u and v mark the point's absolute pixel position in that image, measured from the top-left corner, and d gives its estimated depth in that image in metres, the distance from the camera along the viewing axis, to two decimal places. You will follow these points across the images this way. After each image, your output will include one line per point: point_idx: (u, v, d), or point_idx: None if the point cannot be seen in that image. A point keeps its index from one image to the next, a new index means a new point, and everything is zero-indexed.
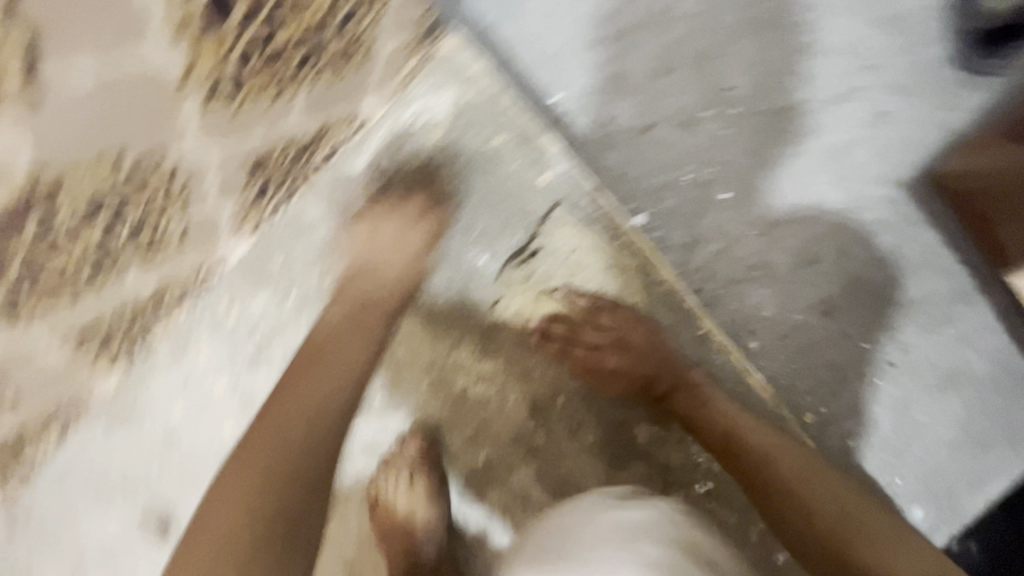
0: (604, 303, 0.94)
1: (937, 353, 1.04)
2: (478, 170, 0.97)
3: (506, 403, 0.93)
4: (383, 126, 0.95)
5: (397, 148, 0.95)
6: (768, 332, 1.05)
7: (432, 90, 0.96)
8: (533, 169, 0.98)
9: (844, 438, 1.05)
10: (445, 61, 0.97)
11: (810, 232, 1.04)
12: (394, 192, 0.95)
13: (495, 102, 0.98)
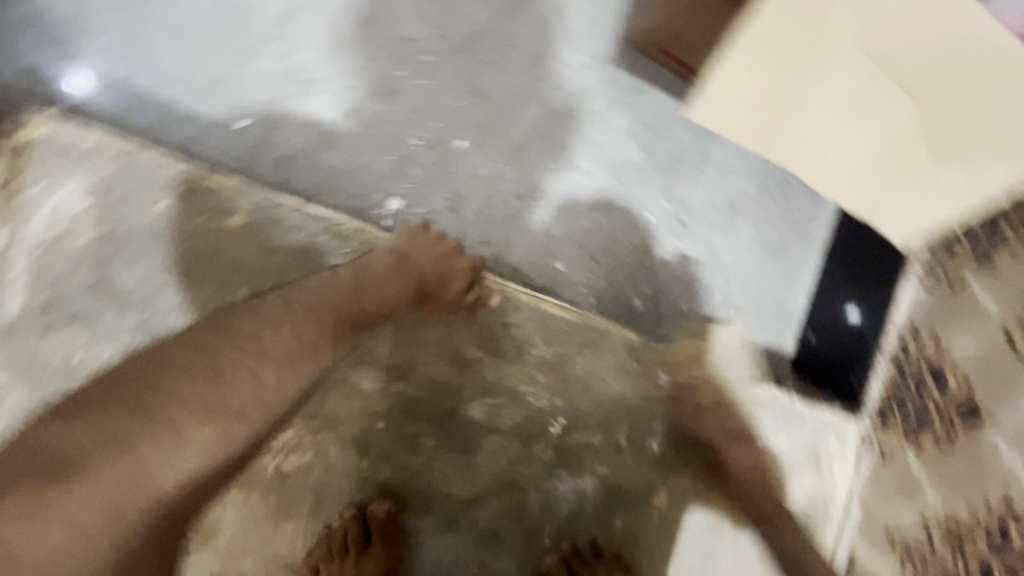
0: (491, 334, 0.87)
1: (712, 193, 1.14)
2: (152, 243, 0.94)
3: (329, 457, 0.82)
4: (19, 251, 0.91)
5: (47, 266, 0.91)
6: (566, 246, 1.09)
7: (54, 185, 0.92)
8: (223, 208, 0.95)
9: (677, 304, 1.13)
10: (50, 144, 0.93)
11: (557, 142, 1.08)
12: (77, 310, 0.91)
13: (135, 160, 0.95)
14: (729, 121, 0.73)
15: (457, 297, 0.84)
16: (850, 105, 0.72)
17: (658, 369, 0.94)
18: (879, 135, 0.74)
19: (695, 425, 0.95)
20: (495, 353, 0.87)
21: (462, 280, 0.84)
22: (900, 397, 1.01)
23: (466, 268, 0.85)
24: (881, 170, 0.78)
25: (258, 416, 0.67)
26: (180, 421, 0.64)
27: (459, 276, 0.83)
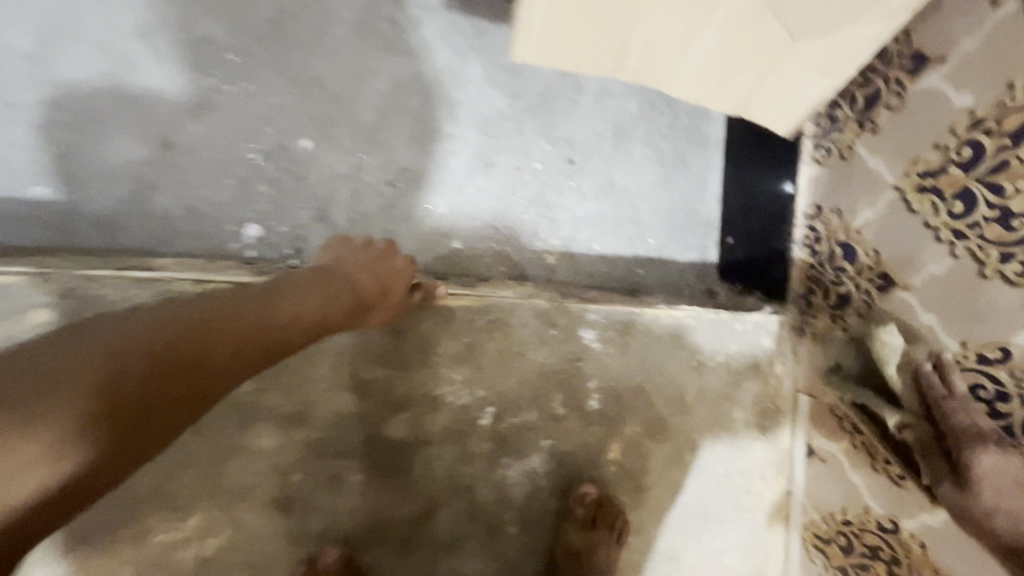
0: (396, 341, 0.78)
1: (595, 123, 1.09)
2: None
3: (248, 530, 0.73)
4: None
5: None
6: (458, 221, 1.02)
7: None
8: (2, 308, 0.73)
9: (588, 245, 1.12)
10: None
11: (412, 112, 0.97)
12: None
13: None
14: (567, 58, 0.69)
15: (400, 299, 0.75)
16: (686, 13, 0.65)
17: (579, 327, 0.88)
18: (732, 40, 0.68)
19: (627, 372, 0.92)
20: (399, 365, 0.78)
21: (405, 282, 0.76)
22: (821, 281, 0.99)
23: (404, 267, 0.76)
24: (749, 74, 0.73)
25: (81, 406, 0.45)
26: (47, 417, 0.44)
27: (399, 277, 0.75)
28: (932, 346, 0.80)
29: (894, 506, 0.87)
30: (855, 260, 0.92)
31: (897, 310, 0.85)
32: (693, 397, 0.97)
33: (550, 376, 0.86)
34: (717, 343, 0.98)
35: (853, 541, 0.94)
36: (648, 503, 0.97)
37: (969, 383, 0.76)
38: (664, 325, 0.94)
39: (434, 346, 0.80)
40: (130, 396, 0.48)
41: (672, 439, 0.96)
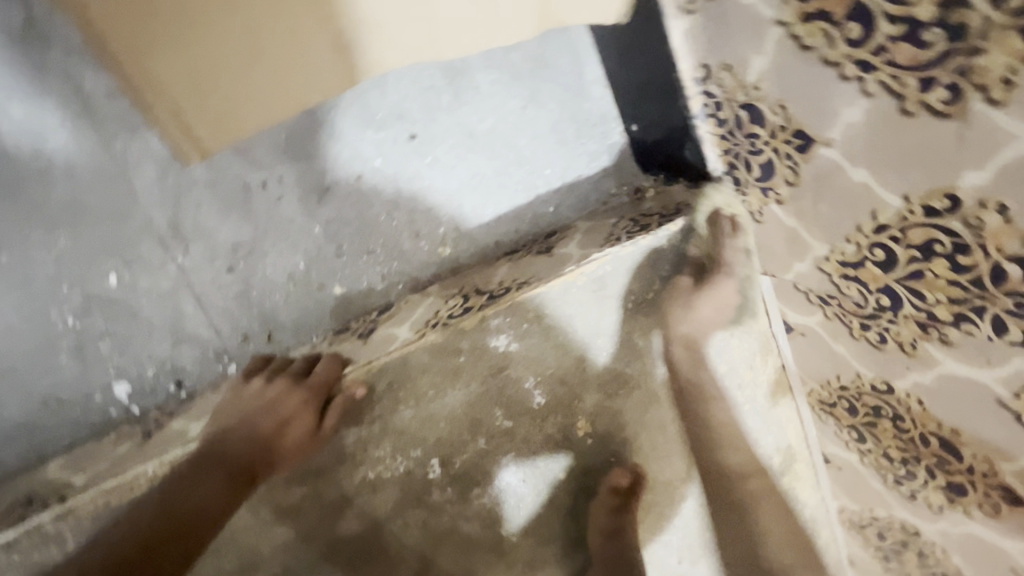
0: (316, 441, 0.71)
1: (417, 76, 0.89)
2: None
3: None
4: None
5: None
6: (327, 266, 0.89)
7: None
8: None
9: (480, 214, 0.97)
10: None
11: (203, 182, 0.80)
12: None
13: None
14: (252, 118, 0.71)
15: (303, 444, 0.70)
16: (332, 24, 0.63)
17: (488, 339, 0.78)
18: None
19: (559, 352, 0.83)
20: (320, 472, 0.73)
21: (308, 421, 0.69)
22: (740, 153, 0.81)
23: (302, 404, 0.70)
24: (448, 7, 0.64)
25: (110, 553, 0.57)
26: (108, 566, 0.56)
27: (297, 420, 0.69)
28: (873, 206, 0.65)
29: (883, 368, 0.79)
30: (765, 122, 0.74)
31: (825, 171, 0.69)
32: (644, 337, 0.88)
33: (480, 398, 0.79)
34: (647, 271, 0.86)
35: (855, 403, 0.89)
36: (644, 448, 0.94)
37: (921, 239, 0.62)
38: (583, 283, 0.82)
39: (345, 440, 0.73)
40: (169, 527, 0.60)
41: (639, 384, 0.90)
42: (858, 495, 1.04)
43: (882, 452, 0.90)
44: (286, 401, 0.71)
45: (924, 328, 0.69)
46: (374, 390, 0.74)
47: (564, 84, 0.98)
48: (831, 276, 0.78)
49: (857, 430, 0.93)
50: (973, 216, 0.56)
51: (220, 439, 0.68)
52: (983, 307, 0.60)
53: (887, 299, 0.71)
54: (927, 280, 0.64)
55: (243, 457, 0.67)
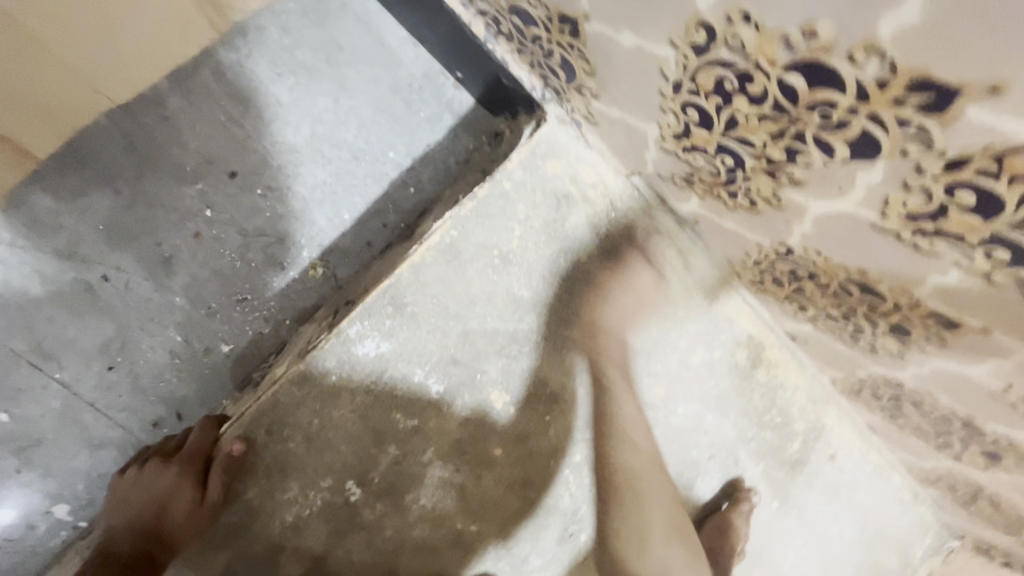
0: (205, 511, 0.71)
1: (210, 115, 0.85)
2: None
3: None
4: None
5: None
6: (203, 329, 0.87)
7: None
8: None
9: (338, 223, 0.93)
10: None
11: (49, 296, 0.81)
12: None
13: None
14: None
15: (191, 515, 0.71)
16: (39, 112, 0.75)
17: (352, 348, 0.76)
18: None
19: (438, 334, 0.80)
20: (236, 529, 0.73)
21: (190, 493, 0.71)
22: (542, 62, 0.74)
23: (178, 478, 0.72)
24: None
25: None
26: None
27: (179, 494, 0.72)
28: (657, 66, 0.57)
29: (772, 231, 0.70)
30: (535, 18, 0.66)
31: (602, 47, 0.61)
32: (529, 287, 0.84)
33: (373, 408, 0.77)
34: (498, 222, 0.82)
35: (776, 273, 0.80)
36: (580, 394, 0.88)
37: (711, 83, 0.53)
38: (434, 258, 0.79)
39: (248, 495, 0.73)
40: None
41: (544, 334, 0.85)
42: (836, 362, 0.94)
43: (825, 314, 0.80)
44: (162, 482, 0.73)
45: (775, 175, 0.59)
46: (255, 440, 0.73)
47: (370, 61, 0.91)
48: (677, 154, 0.69)
49: (795, 300, 0.83)
50: (730, 37, 0.47)
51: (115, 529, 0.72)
52: (800, 132, 0.51)
53: (730, 158, 0.62)
54: (743, 124, 0.55)
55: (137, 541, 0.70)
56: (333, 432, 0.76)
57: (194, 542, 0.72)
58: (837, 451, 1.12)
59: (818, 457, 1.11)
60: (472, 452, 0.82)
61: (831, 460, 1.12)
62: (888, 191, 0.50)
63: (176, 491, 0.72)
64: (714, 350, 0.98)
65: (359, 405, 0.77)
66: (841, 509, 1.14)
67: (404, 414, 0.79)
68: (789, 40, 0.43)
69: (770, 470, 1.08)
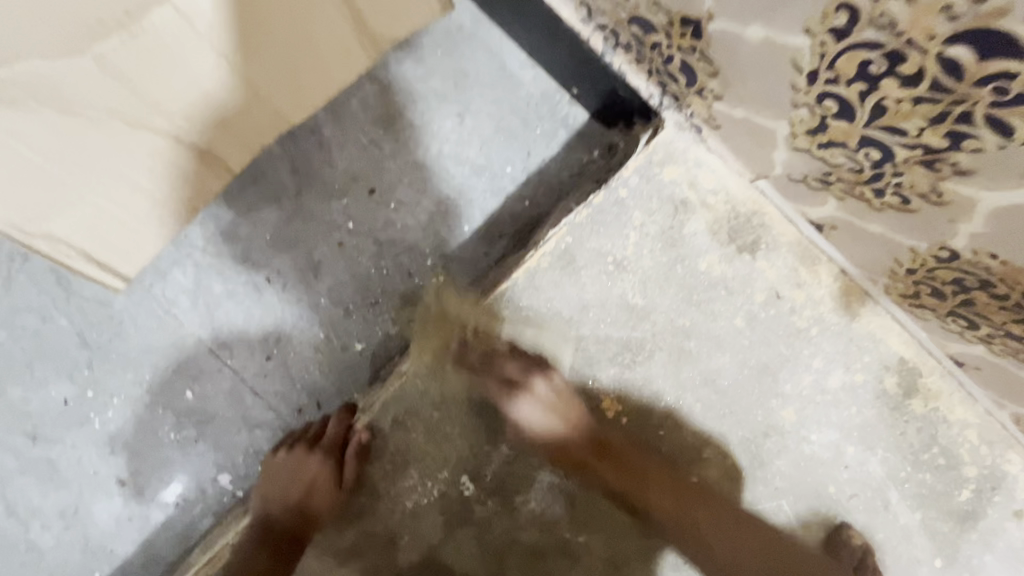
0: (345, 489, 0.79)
1: (356, 140, 0.98)
2: None
3: None
4: None
5: None
6: (341, 327, 0.98)
7: None
8: None
9: (458, 235, 1.00)
10: None
11: (228, 293, 0.97)
12: None
13: None
14: (128, 253, 0.68)
15: (331, 495, 0.79)
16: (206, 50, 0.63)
17: (471, 348, 0.81)
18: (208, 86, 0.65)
19: (549, 338, 0.81)
20: (365, 509, 0.79)
21: (329, 479, 0.78)
22: (660, 69, 0.75)
23: (321, 464, 0.80)
24: (281, 72, 0.68)
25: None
26: None
27: (320, 477, 0.79)
28: (789, 59, 0.55)
29: (930, 233, 0.62)
30: (654, 26, 0.67)
31: (726, 45, 0.60)
32: (644, 294, 0.82)
33: (486, 406, 0.81)
34: (612, 230, 0.81)
35: (936, 284, 0.70)
36: (634, 366, 0.82)
37: (854, 68, 0.50)
38: (553, 261, 0.81)
39: (374, 478, 0.79)
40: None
41: (658, 345, 0.82)
42: (1020, 395, 0.79)
43: (1003, 333, 0.68)
44: (308, 466, 0.80)
45: (935, 165, 0.53)
46: (380, 429, 0.80)
47: (491, 84, 1.00)
48: (811, 151, 0.64)
49: (962, 316, 0.72)
50: (877, 15, 0.44)
51: (269, 508, 0.80)
52: (966, 113, 0.45)
53: (876, 150, 0.57)
54: (893, 110, 0.50)
55: (291, 521, 0.79)
56: (453, 424, 0.80)
57: (330, 518, 0.79)
58: None
59: (997, 511, 0.91)
60: (582, 461, 0.82)
61: (1017, 517, 0.91)
62: None
63: (319, 476, 0.79)
64: (854, 372, 0.87)
65: (471, 401, 0.81)
66: None
67: (517, 414, 0.81)
68: (952, 10, 0.39)
69: (933, 520, 0.90)
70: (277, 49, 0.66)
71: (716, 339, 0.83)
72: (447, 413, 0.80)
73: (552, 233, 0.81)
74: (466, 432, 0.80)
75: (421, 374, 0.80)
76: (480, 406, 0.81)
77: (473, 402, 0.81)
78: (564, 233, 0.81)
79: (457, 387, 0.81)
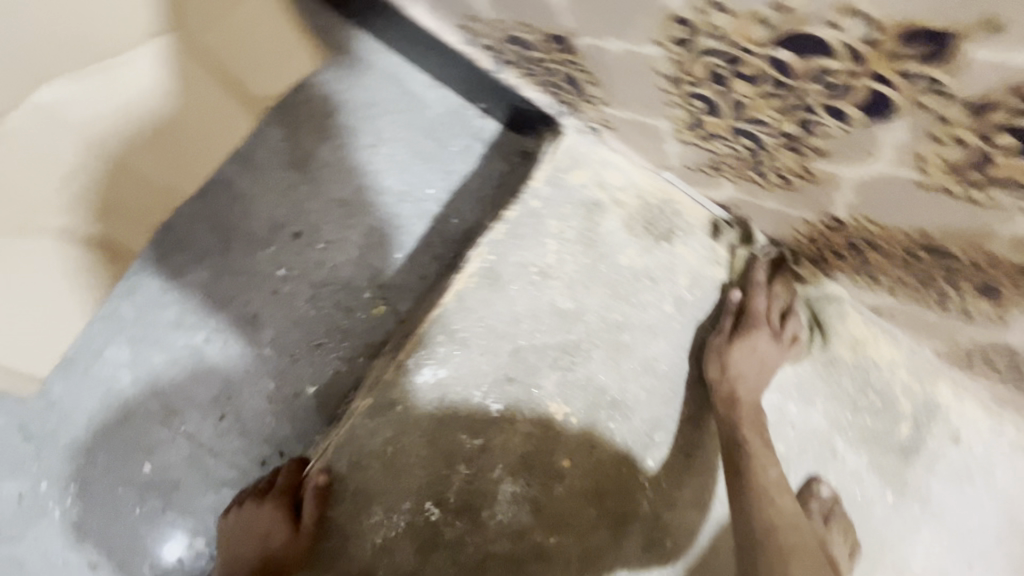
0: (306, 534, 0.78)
1: (273, 186, 0.98)
2: None
3: None
4: None
5: None
6: (291, 374, 0.98)
7: None
8: None
9: (391, 263, 1.00)
10: None
11: (169, 360, 0.96)
12: None
13: None
14: (47, 352, 0.77)
15: (290, 543, 0.78)
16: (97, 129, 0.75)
17: (412, 377, 0.82)
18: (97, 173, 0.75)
19: (489, 356, 0.83)
20: (336, 552, 0.80)
21: (284, 527, 0.79)
22: (547, 80, 0.76)
23: (273, 512, 0.80)
24: (161, 142, 0.77)
25: None
26: None
27: (275, 526, 0.79)
28: (649, 66, 0.57)
29: (816, 205, 0.66)
30: (528, 43, 0.69)
31: (594, 57, 0.62)
32: (573, 297, 0.84)
33: (438, 430, 0.82)
34: (531, 240, 0.83)
35: (835, 247, 0.74)
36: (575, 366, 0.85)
37: (703, 71, 0.52)
38: (480, 280, 0.83)
39: (338, 520, 0.80)
40: None
41: (595, 342, 0.85)
42: (933, 332, 0.84)
43: (901, 283, 0.73)
44: (260, 518, 0.81)
45: (797, 149, 0.56)
46: (337, 470, 0.80)
47: (398, 108, 1.00)
48: (696, 144, 0.67)
49: (865, 272, 0.76)
50: (707, 26, 0.46)
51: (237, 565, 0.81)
52: (806, 104, 0.48)
53: (747, 139, 0.59)
54: (748, 105, 0.53)
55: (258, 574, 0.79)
56: (408, 453, 0.82)
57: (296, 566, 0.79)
58: (961, 431, 0.97)
59: (936, 439, 0.97)
60: (539, 467, 0.85)
61: (955, 442, 0.97)
62: (918, 148, 0.46)
63: (274, 525, 0.79)
64: None
65: (422, 430, 0.82)
66: (978, 497, 0.97)
67: (469, 434, 0.83)
68: (764, 19, 0.42)
69: (879, 459, 0.96)
70: (172, 120, 0.77)
71: (650, 326, 0.87)
72: (399, 445, 0.81)
73: (473, 254, 0.83)
74: (423, 459, 0.82)
75: (366, 411, 0.81)
76: (433, 433, 0.82)
77: (424, 430, 0.82)
78: (484, 253, 0.82)
79: (407, 415, 0.82)
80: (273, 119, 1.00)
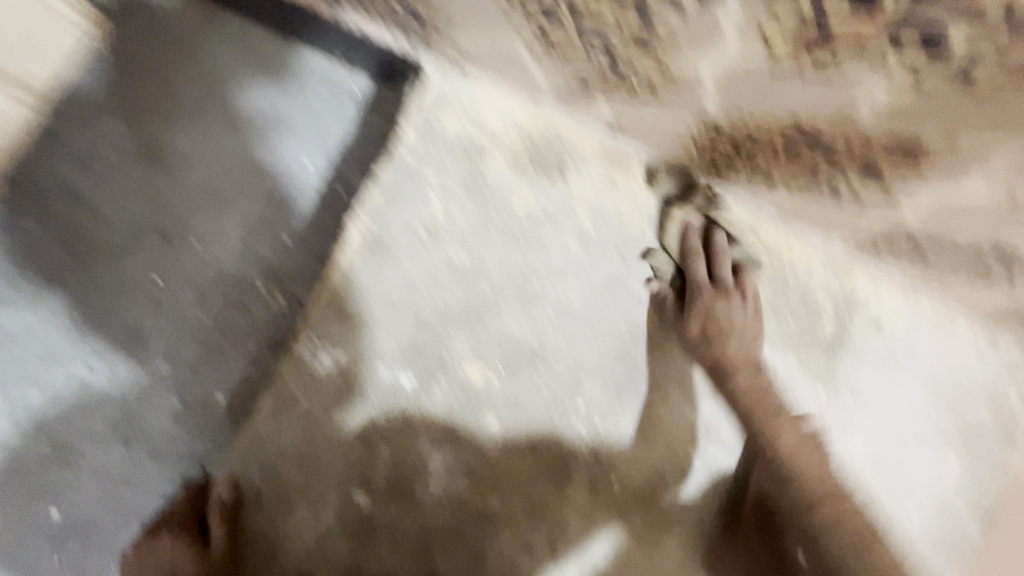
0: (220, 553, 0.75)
1: (127, 188, 0.89)
2: None
3: None
4: None
5: None
6: (196, 387, 0.88)
7: None
8: None
9: (279, 250, 0.90)
10: None
11: (51, 399, 0.86)
12: None
13: None
14: None
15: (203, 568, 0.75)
16: None
17: (309, 367, 0.78)
18: None
19: (388, 329, 0.79)
20: (268, 560, 0.77)
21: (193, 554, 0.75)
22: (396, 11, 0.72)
23: None
24: None
25: None
26: None
27: None
28: None
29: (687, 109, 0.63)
30: None
31: None
32: (467, 253, 0.80)
33: (348, 415, 0.79)
34: (410, 196, 0.80)
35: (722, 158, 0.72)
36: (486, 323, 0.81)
37: None
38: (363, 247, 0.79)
39: (260, 528, 0.77)
40: None
41: (502, 298, 0.81)
42: (835, 225, 0.82)
43: (794, 181, 0.70)
44: None
45: (648, 37, 0.53)
46: (245, 482, 0.77)
47: (248, 75, 0.91)
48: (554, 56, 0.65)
49: (757, 178, 0.74)
50: None
51: None
52: None
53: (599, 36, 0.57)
54: None
55: None
56: (318, 446, 0.78)
57: None
58: (882, 317, 0.97)
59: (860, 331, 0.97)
60: (466, 436, 0.81)
61: (878, 329, 0.97)
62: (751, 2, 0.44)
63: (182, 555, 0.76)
64: None
65: (331, 417, 0.78)
66: (908, 378, 0.97)
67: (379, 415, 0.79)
68: None
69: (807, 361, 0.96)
70: None
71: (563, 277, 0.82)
72: (307, 441, 0.78)
73: (345, 226, 0.79)
74: (335, 449, 0.78)
75: (267, 407, 0.78)
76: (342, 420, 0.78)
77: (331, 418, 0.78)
78: (358, 222, 0.79)
79: (314, 404, 0.78)
80: (113, 115, 0.90)
